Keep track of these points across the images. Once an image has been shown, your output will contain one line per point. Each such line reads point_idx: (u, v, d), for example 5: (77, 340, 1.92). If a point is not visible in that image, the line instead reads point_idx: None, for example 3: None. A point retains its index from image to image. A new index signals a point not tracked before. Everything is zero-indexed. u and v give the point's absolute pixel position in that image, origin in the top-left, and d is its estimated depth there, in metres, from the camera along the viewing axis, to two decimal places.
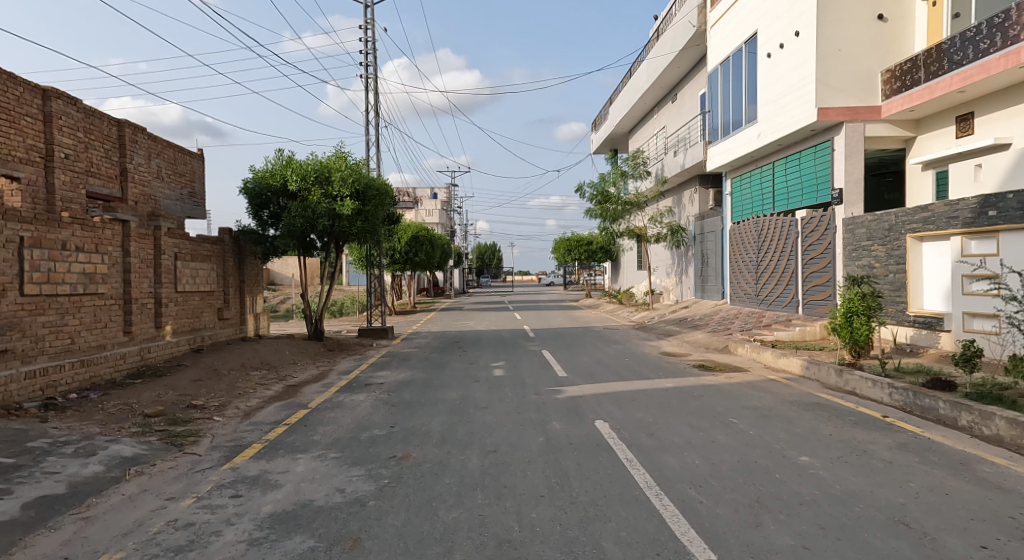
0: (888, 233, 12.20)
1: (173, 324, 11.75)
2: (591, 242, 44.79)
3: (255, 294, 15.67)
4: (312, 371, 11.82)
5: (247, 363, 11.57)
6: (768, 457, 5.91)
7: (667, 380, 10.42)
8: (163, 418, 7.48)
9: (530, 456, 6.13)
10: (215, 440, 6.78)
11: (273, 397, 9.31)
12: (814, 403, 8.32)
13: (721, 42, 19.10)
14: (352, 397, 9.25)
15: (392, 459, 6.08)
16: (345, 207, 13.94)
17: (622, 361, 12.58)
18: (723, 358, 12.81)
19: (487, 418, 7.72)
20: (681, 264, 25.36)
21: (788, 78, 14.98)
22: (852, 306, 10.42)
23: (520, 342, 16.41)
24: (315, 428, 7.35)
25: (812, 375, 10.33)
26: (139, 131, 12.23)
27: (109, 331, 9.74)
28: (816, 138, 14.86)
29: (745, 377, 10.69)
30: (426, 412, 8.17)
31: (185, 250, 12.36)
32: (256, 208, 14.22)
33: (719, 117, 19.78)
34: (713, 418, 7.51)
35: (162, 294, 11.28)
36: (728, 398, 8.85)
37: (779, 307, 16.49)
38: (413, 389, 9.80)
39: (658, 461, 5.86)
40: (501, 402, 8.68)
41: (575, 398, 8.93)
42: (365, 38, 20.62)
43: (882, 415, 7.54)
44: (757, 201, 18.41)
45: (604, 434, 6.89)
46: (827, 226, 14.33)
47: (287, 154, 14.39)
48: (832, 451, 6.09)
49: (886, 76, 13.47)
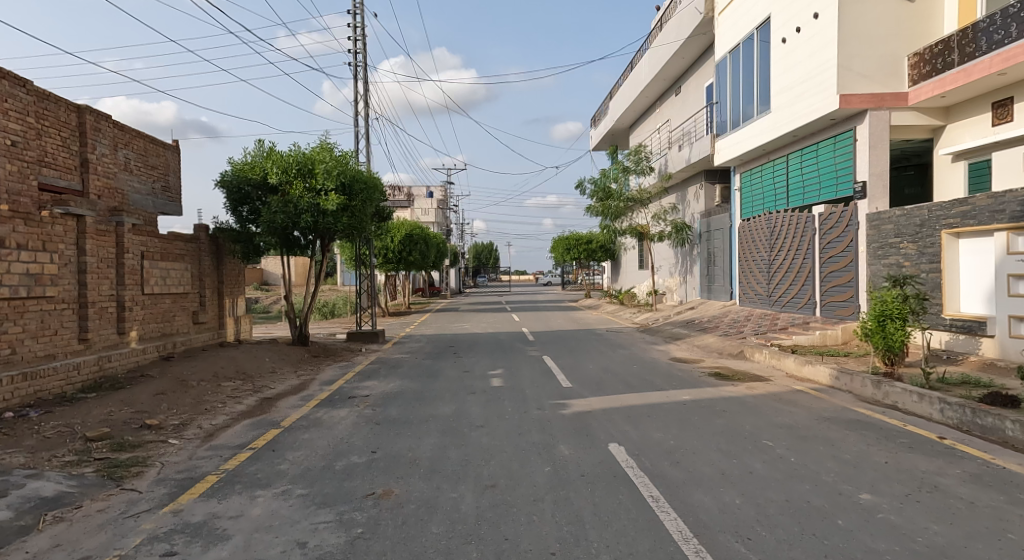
0: (920, 229, 11.20)
1: (139, 329, 10.73)
2: (590, 242, 43.76)
3: (236, 296, 14.62)
4: (292, 381, 10.77)
5: (219, 373, 10.53)
6: (822, 495, 4.91)
7: (683, 391, 9.40)
8: (107, 442, 6.45)
9: (536, 493, 5.12)
10: (163, 471, 5.75)
11: (244, 413, 8.27)
12: (856, 421, 7.31)
13: (731, 30, 18.12)
14: (332, 413, 8.22)
15: (369, 498, 5.06)
16: (329, 202, 12.91)
17: (630, 368, 11.57)
18: (740, 365, 11.81)
19: (484, 441, 6.72)
20: (686, 263, 24.38)
21: (806, 63, 13.99)
22: (886, 310, 9.46)
23: (519, 346, 15.36)
24: (285, 454, 6.32)
25: (844, 386, 9.31)
26: (104, 118, 11.18)
27: (60, 339, 8.75)
28: (836, 128, 13.86)
29: (768, 387, 9.70)
30: (413, 432, 7.15)
31: (153, 248, 11.33)
32: (234, 204, 13.24)
33: (727, 109, 18.80)
34: (744, 441, 6.51)
35: (126, 297, 10.25)
36: (756, 414, 7.86)
37: (794, 309, 15.53)
38: (401, 403, 8.78)
39: (690, 501, 4.86)
40: (500, 420, 7.67)
41: (582, 414, 7.91)
42: (355, 27, 19.61)
43: (939, 436, 6.56)
44: (769, 197, 17.40)
45: (620, 462, 5.89)
46: (849, 222, 13.36)
47: (268, 146, 13.39)
48: (898, 486, 5.09)
49: (914, 61, 12.51)
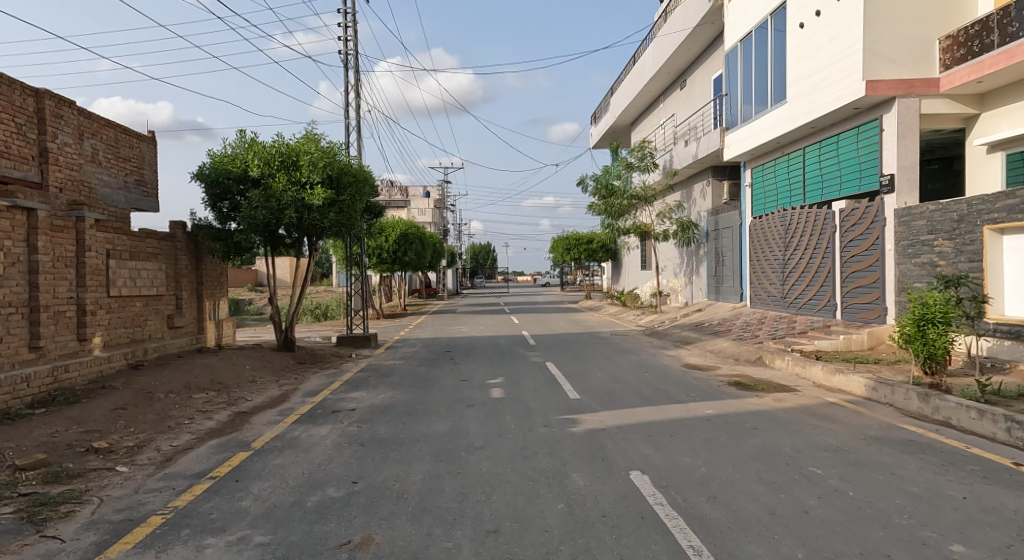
0: (957, 224, 10.28)
1: (104, 335, 9.76)
2: (591, 242, 42.74)
3: (217, 298, 13.66)
4: (272, 392, 9.80)
5: (192, 384, 9.57)
6: (902, 546, 3.99)
7: (704, 405, 8.44)
8: (41, 472, 5.49)
9: (551, 541, 4.18)
10: (99, 511, 4.79)
11: (211, 432, 7.29)
12: (909, 442, 6.37)
13: (742, 18, 17.24)
14: (311, 431, 7.28)
15: (343, 550, 4.11)
16: (315, 197, 11.95)
17: (641, 377, 10.63)
18: (760, 373, 10.89)
19: (484, 468, 5.78)
20: (692, 263, 23.46)
21: (827, 49, 13.11)
22: (926, 314, 8.59)
23: (520, 351, 14.41)
24: (249, 486, 5.36)
25: (883, 398, 8.36)
26: (67, 104, 10.19)
27: (5, 348, 7.80)
28: (859, 117, 12.97)
29: (798, 398, 8.78)
30: (403, 456, 6.20)
31: (122, 246, 10.37)
32: (213, 199, 12.23)
33: (738, 101, 17.89)
34: (786, 469, 5.57)
35: (87, 300, 9.29)
36: (792, 432, 6.94)
37: (812, 312, 14.60)
38: (391, 419, 7.84)
39: (741, 555, 3.93)
40: (501, 440, 6.73)
41: (595, 433, 6.97)
42: (346, 15, 18.69)
43: (1013, 462, 5.65)
44: (783, 193, 16.47)
45: (647, 496, 4.96)
46: (875, 218, 12.43)
47: (250, 137, 12.44)
48: (993, 534, 4.15)
49: (946, 44, 11.65)
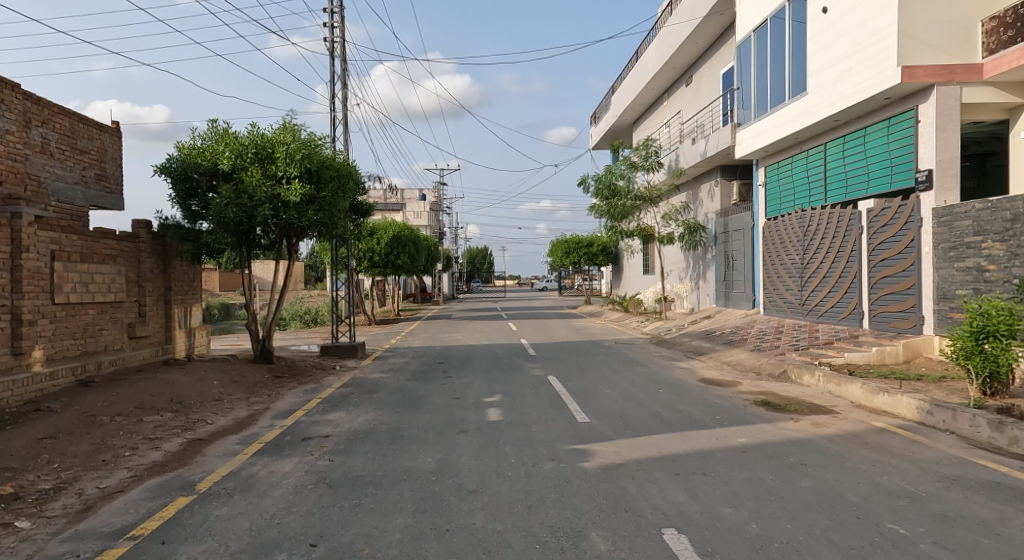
0: (1011, 224, 9.21)
1: (46, 348, 8.60)
2: (591, 245, 41.41)
3: (189, 304, 12.47)
4: (238, 413, 8.60)
5: (145, 404, 8.37)
6: None
7: (734, 431, 7.27)
8: None
9: None
10: None
11: (154, 468, 6.11)
12: (998, 485, 5.23)
13: (756, 6, 16.14)
14: (272, 467, 6.08)
15: None
16: (291, 192, 10.78)
17: (656, 394, 9.47)
18: (788, 390, 9.75)
19: (480, 524, 4.59)
20: (699, 267, 22.35)
21: (853, 34, 12.05)
22: (986, 325, 7.45)
23: (519, 363, 13.24)
24: (176, 552, 4.18)
25: (942, 425, 7.19)
26: (9, 86, 9.01)
27: None
28: (890, 108, 11.87)
29: (841, 422, 7.65)
30: (379, 504, 5.02)
31: (71, 247, 9.17)
32: (181, 195, 11.06)
33: (750, 95, 16.83)
34: (860, 527, 4.40)
35: (23, 308, 8.16)
36: (849, 468, 5.79)
37: (836, 320, 13.47)
38: (369, 449, 6.67)
39: None
40: (501, 481, 5.55)
41: (613, 471, 5.79)
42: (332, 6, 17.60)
43: None
44: (800, 192, 15.37)
45: None
46: (909, 218, 11.30)
47: (222, 128, 11.26)
48: None
49: (990, 26, 10.65)
